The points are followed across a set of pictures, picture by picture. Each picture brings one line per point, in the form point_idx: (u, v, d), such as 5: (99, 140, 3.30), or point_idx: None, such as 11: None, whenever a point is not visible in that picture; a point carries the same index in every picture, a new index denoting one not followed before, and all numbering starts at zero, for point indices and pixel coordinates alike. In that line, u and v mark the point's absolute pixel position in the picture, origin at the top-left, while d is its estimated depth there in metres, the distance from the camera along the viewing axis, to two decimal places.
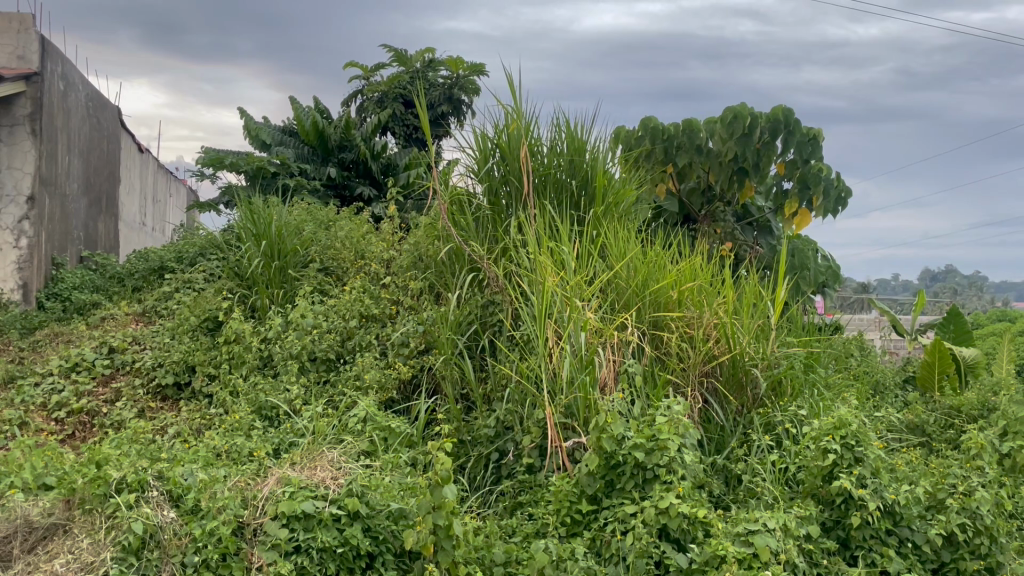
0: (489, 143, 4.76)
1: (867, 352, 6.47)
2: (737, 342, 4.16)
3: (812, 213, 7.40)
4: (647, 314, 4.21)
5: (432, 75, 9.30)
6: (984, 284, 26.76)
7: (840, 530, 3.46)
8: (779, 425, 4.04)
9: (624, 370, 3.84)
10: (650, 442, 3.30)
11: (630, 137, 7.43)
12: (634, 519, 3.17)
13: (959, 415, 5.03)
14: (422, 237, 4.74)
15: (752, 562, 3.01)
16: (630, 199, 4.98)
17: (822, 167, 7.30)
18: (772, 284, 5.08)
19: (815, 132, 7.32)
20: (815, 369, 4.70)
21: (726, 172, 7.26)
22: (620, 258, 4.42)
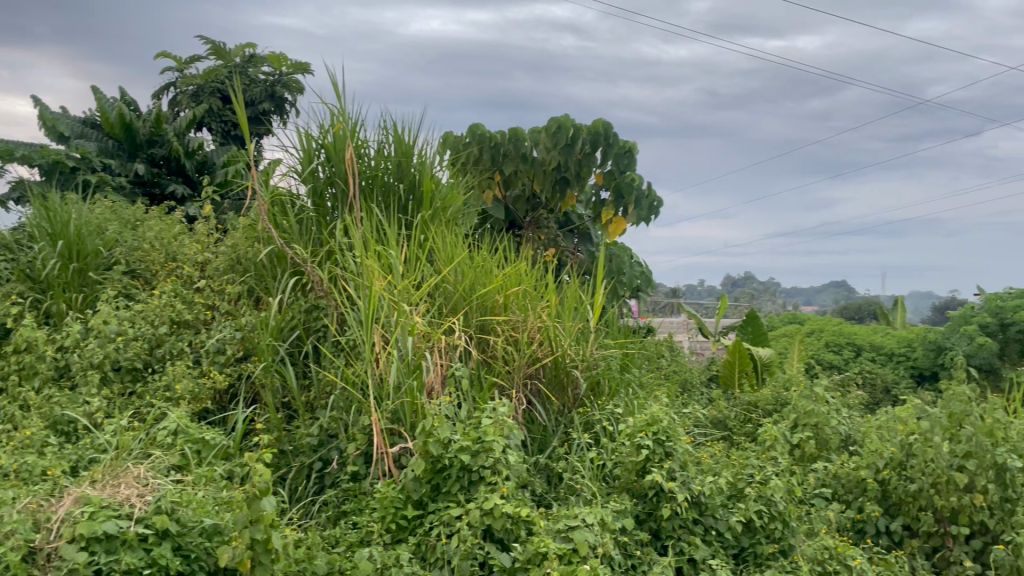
0: (314, 143, 4.64)
1: (676, 353, 6.89)
2: (558, 346, 4.33)
3: (626, 220, 7.85)
4: (474, 318, 4.26)
5: (252, 71, 8.95)
6: (777, 290, 29.32)
7: (652, 522, 3.65)
8: (597, 424, 4.22)
9: (451, 373, 3.87)
10: (476, 444, 3.34)
11: (458, 143, 7.44)
12: (459, 521, 3.20)
13: (756, 409, 5.47)
14: (240, 239, 4.53)
15: (572, 557, 3.11)
16: (457, 205, 5.01)
17: (636, 178, 7.74)
18: (590, 289, 5.29)
19: (631, 145, 7.72)
20: (629, 370, 4.95)
21: (551, 180, 7.47)
22: (448, 262, 4.45)
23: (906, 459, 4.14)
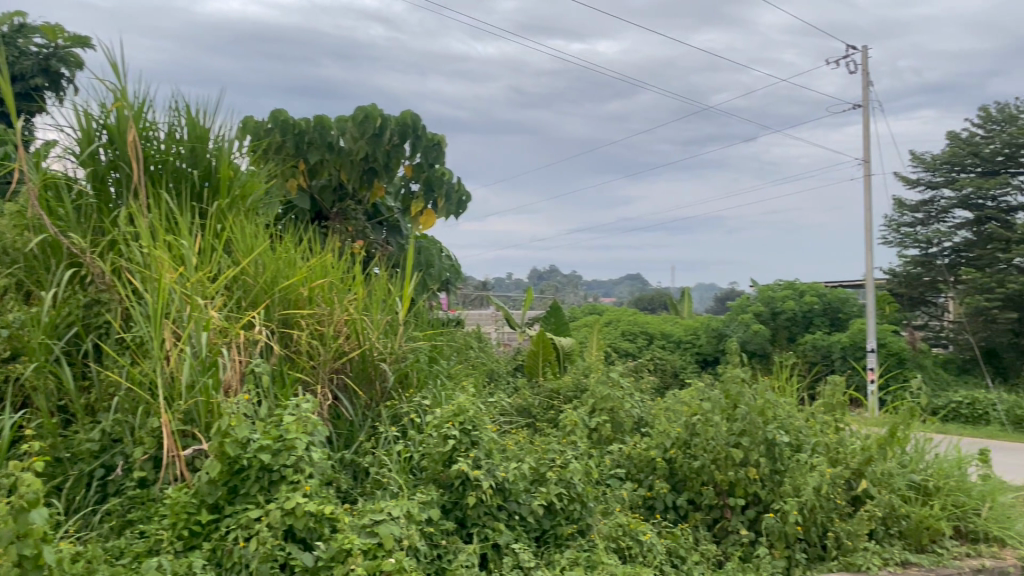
0: (94, 123, 4.27)
1: (483, 343, 7.01)
2: (365, 339, 4.25)
3: (435, 213, 8.00)
4: (276, 312, 4.10)
5: (22, 42, 8.09)
6: (578, 282, 30.72)
7: (457, 511, 3.69)
8: (405, 416, 4.20)
9: (251, 370, 3.70)
10: (277, 443, 3.23)
11: (258, 128, 7.11)
12: (258, 523, 3.07)
13: (558, 396, 5.71)
14: (7, 226, 4.05)
15: (377, 551, 3.12)
16: (258, 193, 4.79)
17: (445, 171, 7.87)
18: (398, 280, 5.26)
19: (440, 138, 7.77)
20: (437, 361, 4.98)
21: (358, 170, 7.38)
22: (248, 254, 4.25)
23: (690, 438, 4.43)
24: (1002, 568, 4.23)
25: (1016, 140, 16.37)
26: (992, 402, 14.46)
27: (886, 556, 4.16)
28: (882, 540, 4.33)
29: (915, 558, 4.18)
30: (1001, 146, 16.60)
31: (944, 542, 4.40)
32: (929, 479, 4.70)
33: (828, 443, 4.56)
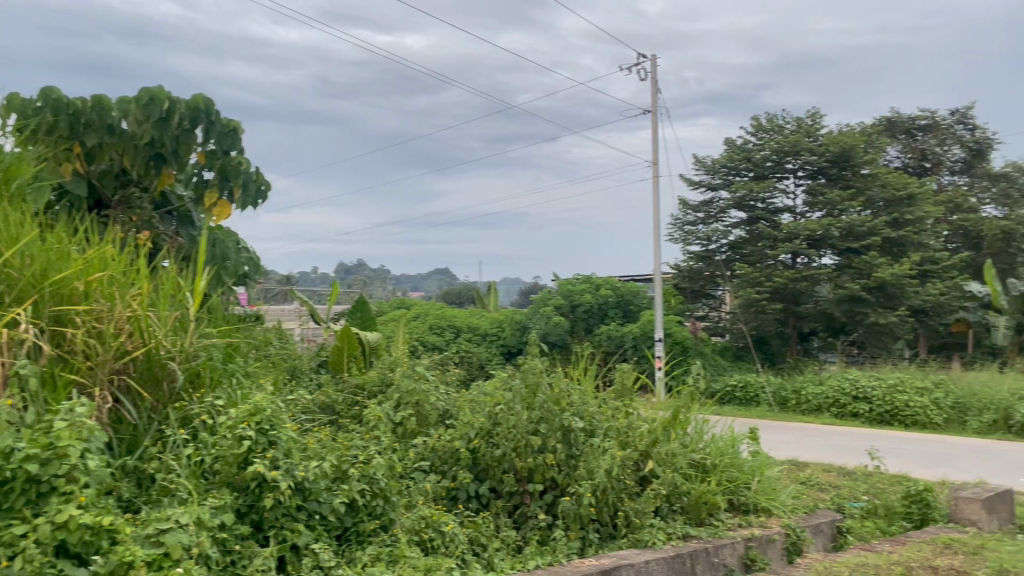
0: None
1: (284, 339, 6.78)
2: (151, 336, 3.97)
3: (231, 205, 7.59)
4: (46, 309, 3.73)
5: None
6: (386, 276, 30.43)
7: (254, 514, 3.55)
8: (196, 418, 3.96)
9: (15, 375, 3.35)
10: (48, 451, 2.94)
11: (24, 106, 6.43)
12: (23, 541, 2.78)
13: (362, 392, 5.63)
14: None
15: (163, 562, 2.96)
16: (25, 178, 4.31)
17: (241, 160, 7.51)
18: (190, 274, 4.94)
19: (235, 124, 7.42)
20: (233, 358, 4.74)
21: (143, 156, 6.86)
22: (12, 246, 3.83)
23: (493, 428, 4.53)
24: (768, 536, 4.68)
25: (783, 148, 18.12)
26: (762, 384, 15.99)
27: (670, 531, 4.48)
28: (666, 516, 4.65)
29: (693, 531, 4.53)
30: (769, 153, 18.30)
31: (720, 514, 4.80)
32: (706, 457, 5.09)
33: (619, 427, 4.83)
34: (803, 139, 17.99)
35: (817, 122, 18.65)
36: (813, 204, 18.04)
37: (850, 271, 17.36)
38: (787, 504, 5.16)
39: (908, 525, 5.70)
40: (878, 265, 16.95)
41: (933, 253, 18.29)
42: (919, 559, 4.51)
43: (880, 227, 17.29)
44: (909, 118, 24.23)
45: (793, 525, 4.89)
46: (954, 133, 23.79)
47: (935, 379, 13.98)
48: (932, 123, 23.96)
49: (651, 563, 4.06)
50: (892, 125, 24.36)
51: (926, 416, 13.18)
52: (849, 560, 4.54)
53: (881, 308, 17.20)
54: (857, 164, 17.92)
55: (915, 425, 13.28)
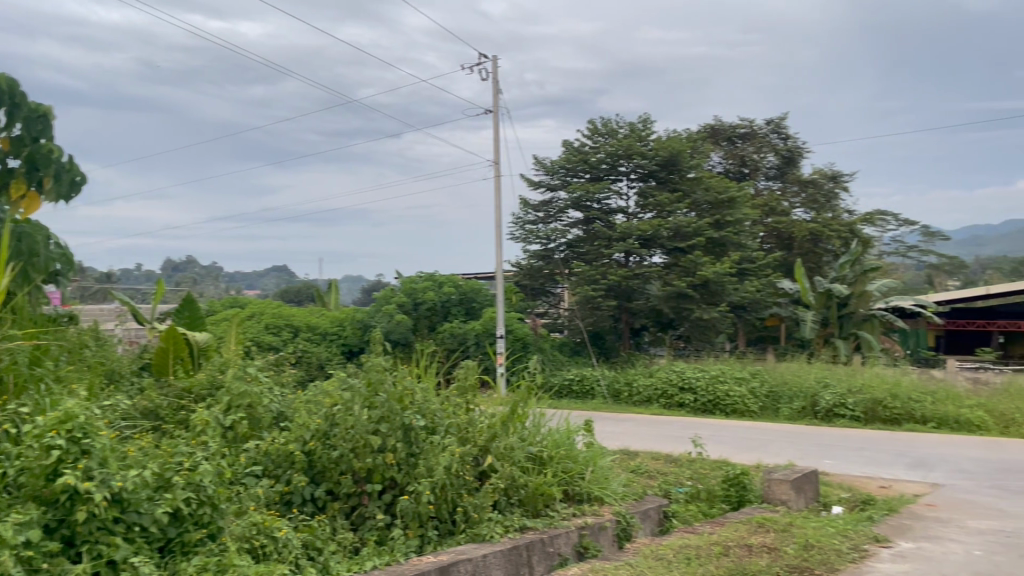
0: None
1: (102, 342, 6.34)
2: None
3: (41, 197, 6.94)
4: None
5: None
6: (218, 272, 29.08)
7: (64, 529, 3.28)
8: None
9: None
10: None
11: None
12: None
13: (189, 396, 5.35)
14: None
15: None
16: None
17: (52, 148, 6.99)
18: None
19: (45, 111, 6.95)
20: (42, 363, 4.37)
21: None
22: None
23: (330, 429, 4.42)
24: (600, 523, 4.88)
25: (616, 151, 18.87)
26: (597, 378, 16.60)
27: (507, 524, 4.57)
28: (505, 510, 4.74)
29: (530, 523, 4.64)
30: (605, 156, 19.01)
31: (555, 505, 4.95)
32: (544, 450, 5.22)
33: (459, 424, 4.86)
34: (635, 143, 18.81)
35: (647, 127, 19.57)
36: (645, 206, 18.92)
37: (678, 270, 18.37)
38: (618, 492, 5.40)
39: (726, 507, 6.11)
40: (702, 264, 18.05)
41: (751, 253, 19.68)
42: (736, 538, 4.85)
43: (704, 229, 18.45)
44: (730, 126, 25.91)
45: (623, 512, 5.13)
46: (769, 141, 25.69)
47: (752, 370, 15.06)
48: (750, 131, 25.75)
49: (489, 558, 4.13)
50: (716, 131, 25.96)
51: (744, 405, 14.19)
52: (674, 542, 4.81)
53: (705, 304, 18.31)
54: (684, 168, 18.97)
55: (734, 414, 14.27)
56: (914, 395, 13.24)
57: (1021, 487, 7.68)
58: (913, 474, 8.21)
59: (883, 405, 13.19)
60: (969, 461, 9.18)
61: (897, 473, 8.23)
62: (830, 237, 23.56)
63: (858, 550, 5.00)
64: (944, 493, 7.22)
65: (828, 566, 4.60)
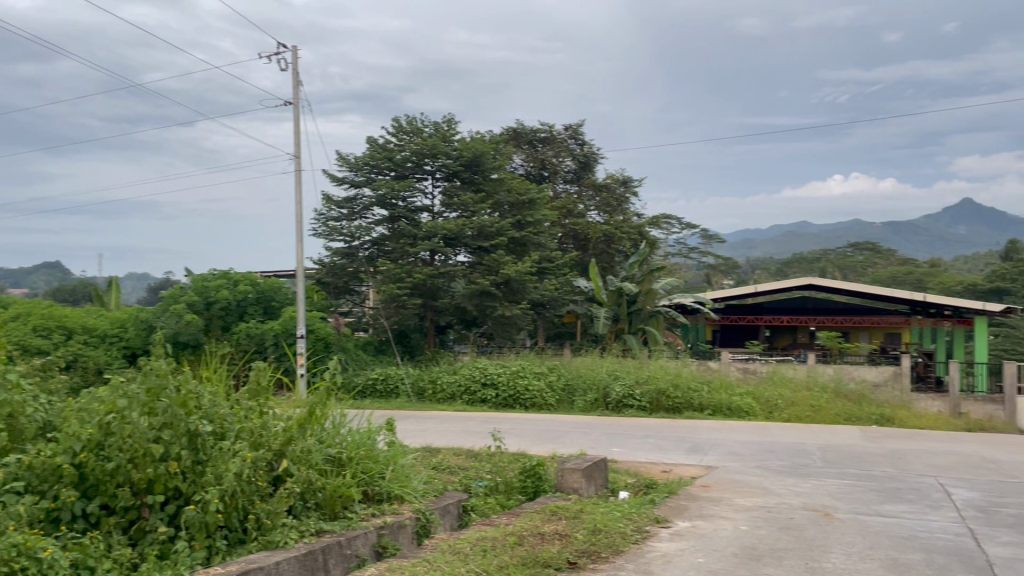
0: None
1: None
2: None
3: None
4: None
5: None
6: None
7: None
8: None
9: None
10: None
11: None
12: None
13: None
14: None
15: None
16: None
17: None
18: None
19: None
20: None
21: None
22: None
23: (105, 439, 4.08)
24: (399, 521, 4.89)
25: (421, 150, 18.89)
26: (400, 376, 16.51)
27: (303, 529, 4.47)
28: (300, 514, 4.62)
29: (328, 526, 4.57)
30: (410, 155, 18.96)
31: (354, 506, 4.90)
32: (344, 451, 5.13)
33: (253, 428, 4.67)
34: (439, 142, 18.94)
35: (452, 127, 19.80)
36: (449, 205, 19.12)
37: (481, 268, 18.74)
38: (420, 489, 5.46)
39: (522, 498, 6.34)
40: (504, 263, 18.52)
41: (550, 252, 20.50)
42: (530, 528, 5.03)
43: (506, 229, 18.97)
44: (531, 129, 26.78)
45: (423, 509, 5.20)
46: (566, 146, 26.90)
47: (550, 365, 15.65)
48: (550, 136, 26.78)
49: (282, 564, 4.01)
50: (517, 134, 26.72)
51: (542, 398, 14.73)
52: (471, 535, 4.92)
53: (507, 301, 18.81)
54: (487, 169, 19.39)
55: (533, 407, 14.76)
56: (693, 385, 14.47)
57: (779, 465, 8.57)
58: (691, 458, 8.91)
59: (667, 395, 14.30)
60: (737, 443, 10.11)
61: (676, 457, 8.90)
62: (622, 239, 25.03)
63: (641, 532, 5.36)
64: (717, 474, 7.90)
65: (614, 549, 4.90)
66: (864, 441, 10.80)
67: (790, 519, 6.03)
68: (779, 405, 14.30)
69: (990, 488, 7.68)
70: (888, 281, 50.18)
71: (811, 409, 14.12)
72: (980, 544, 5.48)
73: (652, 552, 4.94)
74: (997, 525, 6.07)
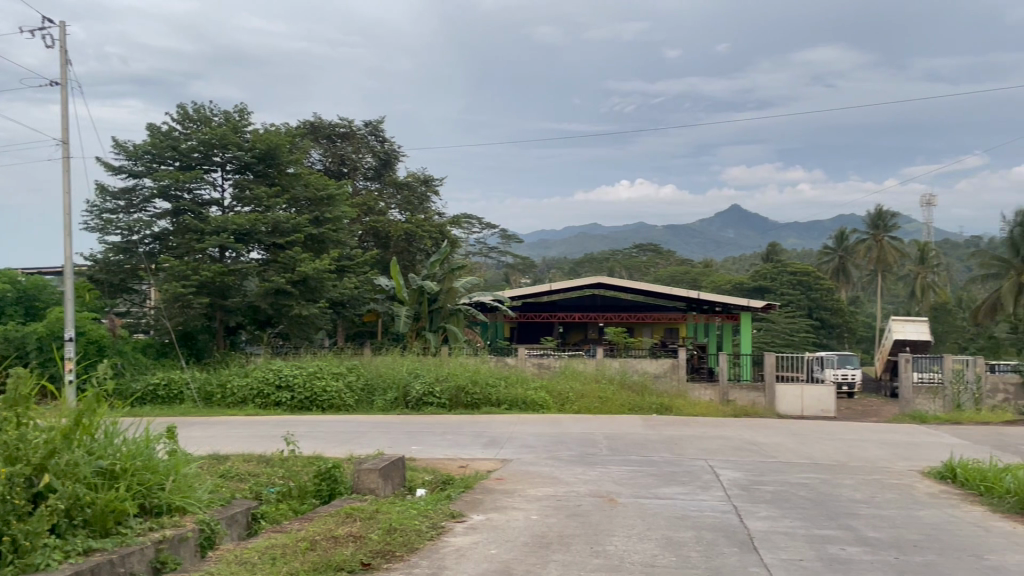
0: None
1: None
2: None
3: None
4: None
5: None
6: None
7: None
8: None
9: None
10: None
11: None
12: None
13: None
14: None
15: None
16: None
17: None
18: None
19: None
20: None
21: None
22: None
23: None
24: (180, 535, 4.62)
25: (210, 140, 17.86)
26: (186, 381, 15.34)
27: (68, 549, 4.09)
28: (65, 533, 4.22)
29: (98, 544, 4.21)
30: (197, 144, 17.88)
31: (128, 521, 4.54)
32: (116, 462, 4.73)
33: (8, 440, 4.19)
34: (230, 133, 18.01)
35: (244, 117, 18.95)
36: (240, 199, 18.26)
37: (276, 266, 18.18)
38: (204, 499, 5.20)
39: (317, 501, 6.22)
40: (300, 260, 18.05)
41: (348, 250, 20.26)
42: (322, 532, 4.91)
43: (302, 225, 18.48)
44: (330, 125, 26.26)
45: (207, 520, 4.96)
46: (367, 143, 26.76)
47: (349, 364, 15.38)
48: (349, 132, 26.40)
49: None
50: (315, 129, 26.07)
51: (340, 399, 14.46)
52: (259, 544, 4.73)
53: (304, 300, 18.24)
54: (282, 162, 18.74)
55: (330, 409, 14.43)
56: (491, 381, 14.87)
57: (569, 455, 8.97)
58: (487, 452, 9.10)
59: (466, 391, 14.57)
60: (530, 436, 10.46)
61: (473, 452, 9.05)
62: (423, 237, 25.10)
63: (436, 528, 5.41)
64: (511, 467, 8.14)
65: (409, 547, 4.91)
66: (645, 429, 11.58)
67: (577, 506, 6.32)
68: (571, 398, 14.99)
69: (752, 467, 8.49)
70: (668, 280, 54.20)
71: (599, 401, 14.96)
72: (743, 519, 6.04)
73: (446, 547, 5.00)
74: (756, 501, 6.73)
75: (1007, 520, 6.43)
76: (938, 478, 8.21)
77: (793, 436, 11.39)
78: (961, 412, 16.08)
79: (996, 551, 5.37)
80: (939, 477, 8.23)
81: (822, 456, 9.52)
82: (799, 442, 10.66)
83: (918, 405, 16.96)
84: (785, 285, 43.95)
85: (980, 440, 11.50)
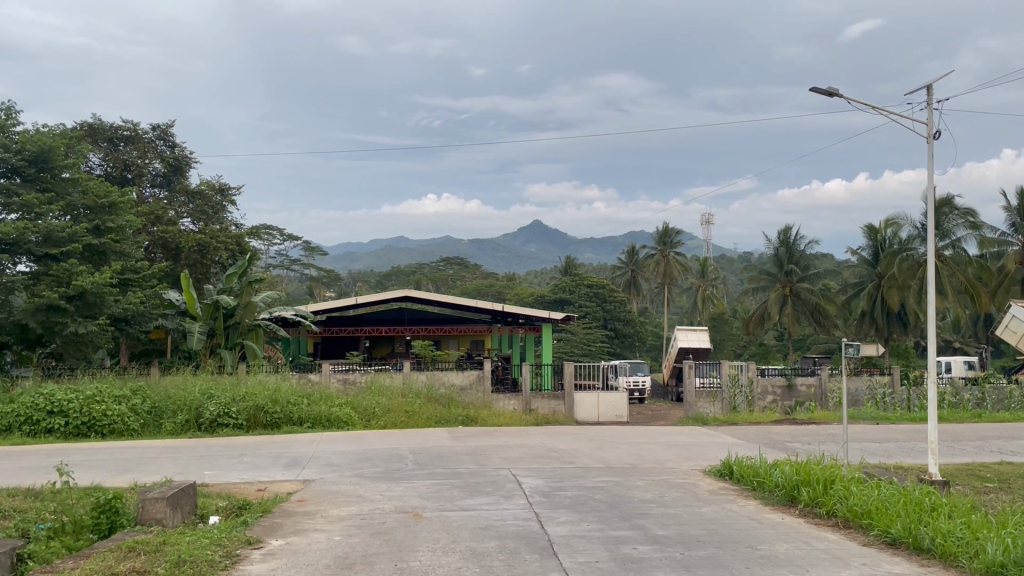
0: None
1: None
2: None
3: None
4: None
5: None
6: None
7: None
8: None
9: None
10: None
11: None
12: None
13: None
14: None
15: None
16: None
17: None
18: None
19: None
20: None
21: None
22: None
23: None
24: None
25: None
26: None
27: None
28: None
29: None
30: None
31: None
32: None
33: None
34: None
35: (11, 116, 17.21)
36: (5, 206, 16.52)
37: (48, 280, 16.55)
38: None
39: (95, 536, 5.68)
40: (76, 274, 16.49)
41: (132, 262, 18.85)
42: (102, 569, 4.50)
43: (80, 234, 17.01)
44: (111, 127, 24.40)
45: None
46: (154, 147, 25.24)
47: (133, 386, 14.24)
48: (133, 135, 24.74)
49: None
50: (94, 131, 24.13)
51: (122, 423, 13.36)
52: None
53: (81, 317, 16.68)
54: (56, 167, 17.19)
55: (112, 435, 13.29)
56: (292, 398, 14.41)
57: (373, 471, 8.83)
58: (288, 473, 8.77)
59: (265, 411, 14.03)
60: (333, 454, 10.18)
61: (273, 474, 8.69)
62: (217, 249, 23.74)
63: (230, 557, 5.11)
64: (313, 487, 7.89)
65: None
66: (450, 441, 11.66)
67: (381, 524, 6.23)
68: (376, 413, 14.80)
69: (552, 474, 8.78)
70: (473, 294, 55.28)
71: (405, 414, 14.93)
72: (544, 525, 6.22)
73: None
74: (556, 506, 6.97)
75: (775, 511, 7.09)
76: (717, 475, 8.91)
77: (589, 442, 11.91)
78: (736, 414, 17.54)
79: (767, 541, 5.89)
80: (718, 474, 8.93)
81: (616, 460, 10.02)
82: (595, 448, 11.17)
83: (700, 409, 18.30)
84: (583, 298, 46.14)
85: (752, 439, 12.59)
